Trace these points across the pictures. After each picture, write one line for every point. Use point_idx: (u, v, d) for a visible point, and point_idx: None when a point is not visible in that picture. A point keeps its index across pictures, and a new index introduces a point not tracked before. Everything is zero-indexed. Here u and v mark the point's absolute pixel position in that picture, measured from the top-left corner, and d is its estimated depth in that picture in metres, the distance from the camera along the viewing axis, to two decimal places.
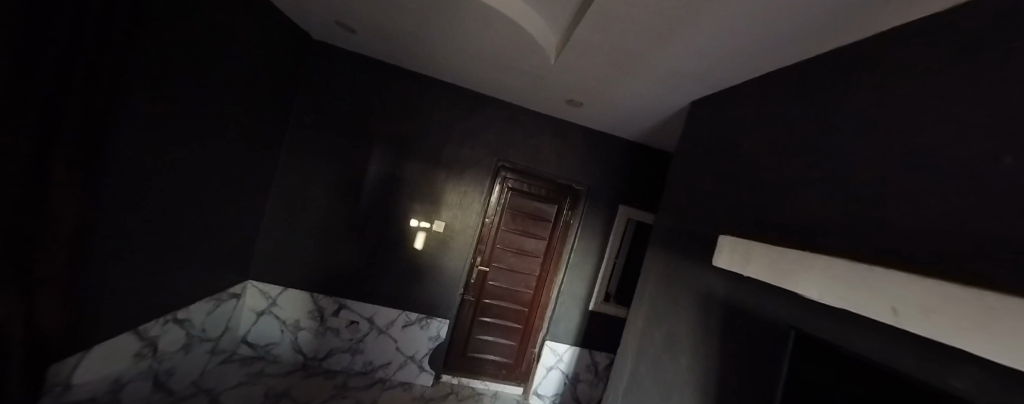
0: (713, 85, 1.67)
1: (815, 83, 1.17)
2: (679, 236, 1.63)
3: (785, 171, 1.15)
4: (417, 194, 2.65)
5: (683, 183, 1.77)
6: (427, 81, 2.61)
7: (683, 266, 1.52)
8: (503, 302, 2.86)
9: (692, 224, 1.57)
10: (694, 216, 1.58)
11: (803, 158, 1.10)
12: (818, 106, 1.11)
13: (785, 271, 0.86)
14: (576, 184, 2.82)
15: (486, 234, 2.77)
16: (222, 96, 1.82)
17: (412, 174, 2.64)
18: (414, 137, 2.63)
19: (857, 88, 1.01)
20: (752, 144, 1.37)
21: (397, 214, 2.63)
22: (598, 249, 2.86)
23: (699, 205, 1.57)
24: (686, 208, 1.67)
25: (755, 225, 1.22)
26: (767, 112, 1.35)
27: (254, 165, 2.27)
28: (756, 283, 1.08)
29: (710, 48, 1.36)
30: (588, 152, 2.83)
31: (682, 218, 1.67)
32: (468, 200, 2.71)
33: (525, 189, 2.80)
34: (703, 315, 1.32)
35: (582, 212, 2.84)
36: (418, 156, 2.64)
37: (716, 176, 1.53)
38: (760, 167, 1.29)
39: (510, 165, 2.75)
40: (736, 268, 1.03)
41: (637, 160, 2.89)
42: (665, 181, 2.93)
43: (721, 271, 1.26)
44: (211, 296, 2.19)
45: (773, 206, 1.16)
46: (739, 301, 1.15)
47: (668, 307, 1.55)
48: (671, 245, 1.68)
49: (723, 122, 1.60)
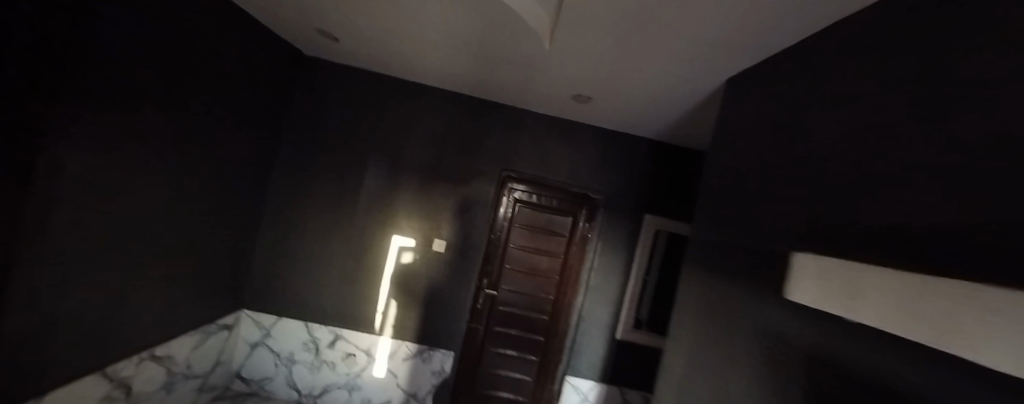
0: (738, 60, 1.35)
1: (876, 33, 0.84)
2: (724, 252, 1.26)
3: (853, 150, 0.80)
4: (415, 211, 2.42)
5: (720, 184, 1.40)
6: (419, 89, 2.44)
7: (734, 293, 1.14)
8: (514, 330, 2.53)
9: (738, 236, 1.20)
10: (739, 224, 1.21)
11: (878, 128, 0.75)
12: (894, 52, 0.77)
13: (889, 305, 0.53)
14: (591, 193, 2.49)
15: (491, 253, 2.48)
16: (196, 114, 1.71)
17: (407, 189, 2.42)
18: (409, 150, 2.43)
19: (949, 14, 0.66)
20: (802, 123, 1.02)
21: (394, 234, 2.41)
22: (621, 267, 2.47)
23: (744, 210, 1.20)
24: (727, 214, 1.30)
25: (815, 230, 0.85)
26: (815, 83, 1.01)
27: (240, 187, 2.15)
28: (838, 322, 0.71)
29: (727, 13, 1.06)
30: (603, 156, 2.50)
31: (723, 228, 1.30)
32: (465, 215, 2.44)
33: (535, 201, 2.49)
34: (762, 364, 0.93)
35: (600, 225, 2.48)
36: (414, 171, 2.43)
37: (760, 169, 1.16)
38: (811, 155, 0.94)
39: (517, 175, 2.47)
40: (818, 303, 0.70)
41: (662, 163, 2.51)
42: (697, 184, 2.51)
43: (783, 300, 0.89)
44: (195, 328, 2.04)
45: (836, 200, 0.80)
46: (812, 349, 0.77)
47: (718, 349, 1.16)
48: (714, 265, 1.30)
49: (761, 103, 1.25)
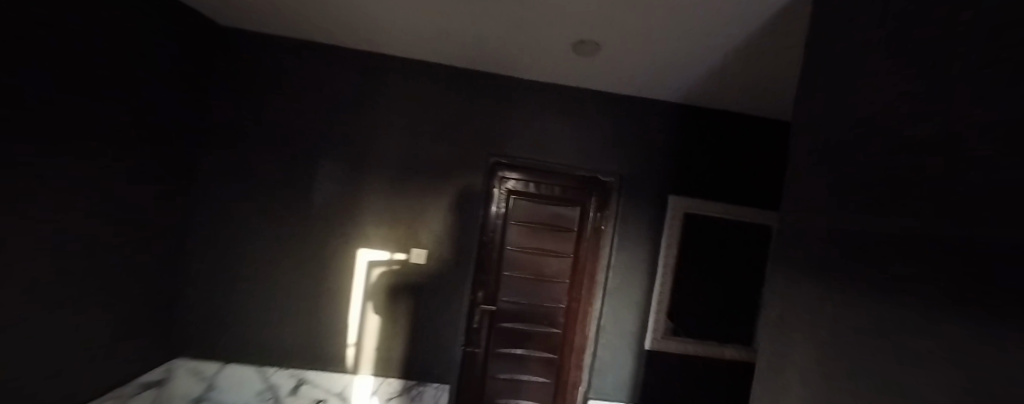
0: None
1: None
2: (825, 239, 0.79)
3: None
4: (384, 217, 1.92)
5: (799, 138, 0.93)
6: (374, 62, 1.92)
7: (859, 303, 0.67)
8: (521, 350, 2.08)
9: (846, 210, 0.73)
10: (845, 191, 0.74)
11: None
12: None
13: None
14: (600, 175, 2.02)
15: (485, 259, 2.02)
16: (81, 108, 1.21)
17: (370, 189, 1.92)
18: (368, 140, 1.92)
19: None
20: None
21: (361, 247, 1.91)
22: (642, 263, 2.03)
23: (856, 168, 0.74)
24: (822, 180, 0.83)
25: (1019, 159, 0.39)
26: None
27: (149, 206, 1.63)
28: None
29: None
30: (609, 129, 2.02)
31: (817, 202, 0.84)
32: (446, 214, 1.95)
33: (533, 191, 2.02)
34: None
35: (614, 214, 2.03)
36: (378, 165, 1.92)
37: (879, 94, 0.69)
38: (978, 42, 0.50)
39: (508, 161, 1.99)
40: None
41: (683, 131, 2.04)
42: (727, 153, 2.06)
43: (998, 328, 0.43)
44: (106, 396, 1.53)
45: None
46: None
47: (831, 402, 0.70)
48: (811, 260, 0.84)
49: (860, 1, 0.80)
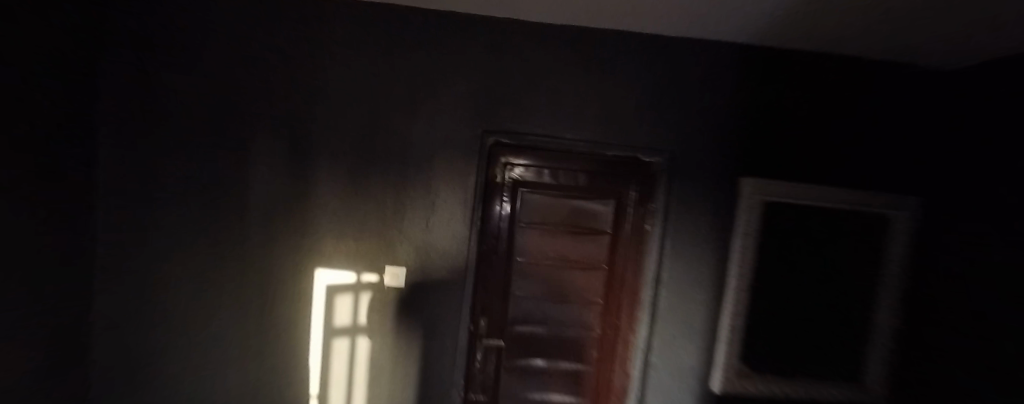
0: None
1: None
2: None
3: None
4: (346, 225, 1.40)
5: None
6: (322, 14, 1.37)
7: None
8: (539, 393, 1.57)
9: None
10: None
11: None
12: None
13: None
14: (641, 154, 1.44)
15: (484, 278, 1.49)
16: None
17: (324, 189, 1.40)
18: (319, 121, 1.39)
19: None
20: None
21: (316, 268, 1.41)
22: (705, 273, 1.45)
23: None
24: None
25: None
26: None
27: (46, 227, 1.17)
28: None
29: None
30: (653, 89, 1.43)
31: None
32: (430, 219, 1.41)
33: (548, 181, 1.48)
34: None
35: (664, 207, 1.43)
36: (336, 157, 1.40)
37: None
38: None
39: (511, 141, 1.42)
40: None
41: (756, 86, 1.44)
42: (824, 115, 1.47)
43: None
44: None
45: None
46: None
47: None
48: None
49: None
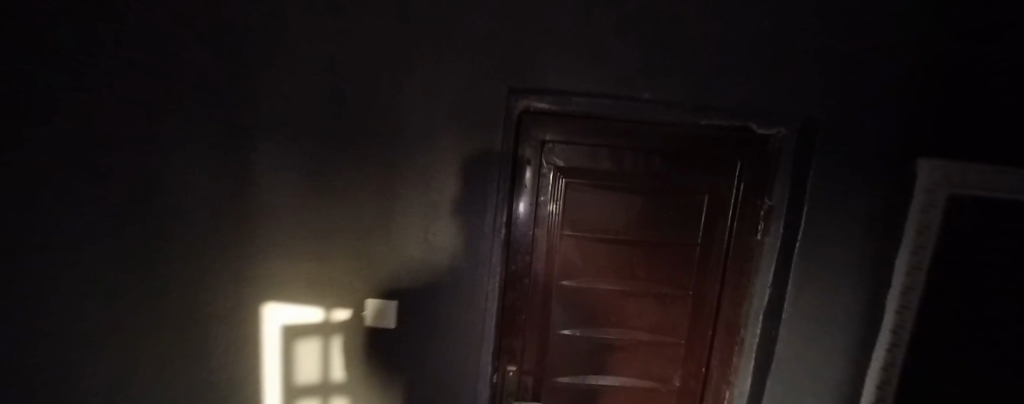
0: None
1: None
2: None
3: None
4: (302, 242, 0.92)
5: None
6: None
7: None
8: None
9: None
10: None
11: None
12: None
13: None
14: (753, 123, 0.93)
15: (510, 311, 1.03)
16: None
17: (258, 192, 0.87)
18: (203, 76, 0.74)
19: None
20: None
21: (261, 307, 0.93)
22: (848, 304, 0.96)
23: None
24: None
25: None
26: None
27: None
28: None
29: None
30: (789, 14, 0.86)
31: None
32: (430, 230, 0.94)
33: (607, 169, 0.97)
34: None
35: (788, 207, 0.94)
36: (277, 139, 0.85)
37: None
38: None
39: (552, 106, 0.91)
40: None
41: (966, 18, 0.85)
42: (951, 107, 0.90)
43: None
44: None
45: None
46: None
47: None
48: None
49: None
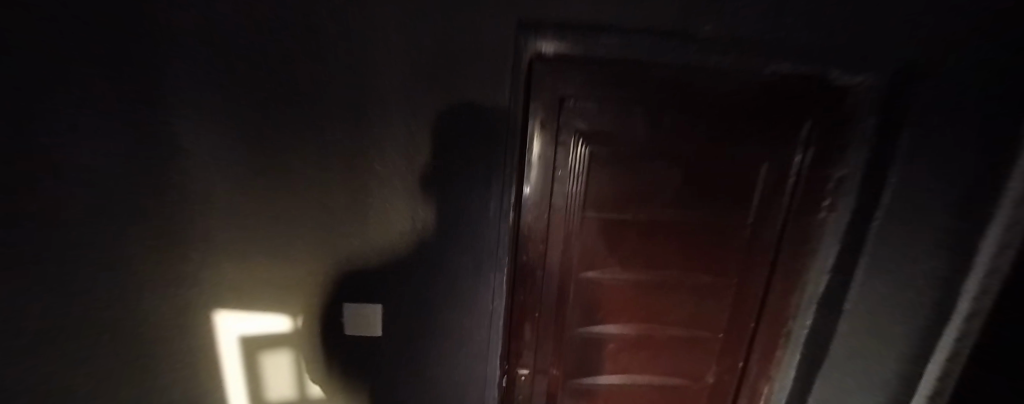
0: None
1: None
2: None
3: None
4: (254, 238, 0.71)
5: None
6: None
7: None
8: None
9: None
10: None
11: None
12: None
13: None
14: (834, 69, 0.70)
15: (521, 309, 0.87)
16: None
17: (179, 187, 0.62)
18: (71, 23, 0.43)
19: None
20: None
21: (212, 319, 0.73)
22: (941, 303, 0.77)
23: None
24: None
25: None
26: None
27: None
28: None
29: None
30: None
31: None
32: (417, 222, 0.73)
33: (644, 134, 0.76)
34: None
35: (862, 177, 0.76)
36: (188, 107, 0.59)
37: None
38: None
39: (574, 49, 0.67)
40: None
41: None
42: None
43: None
44: None
45: None
46: None
47: None
48: None
49: None
